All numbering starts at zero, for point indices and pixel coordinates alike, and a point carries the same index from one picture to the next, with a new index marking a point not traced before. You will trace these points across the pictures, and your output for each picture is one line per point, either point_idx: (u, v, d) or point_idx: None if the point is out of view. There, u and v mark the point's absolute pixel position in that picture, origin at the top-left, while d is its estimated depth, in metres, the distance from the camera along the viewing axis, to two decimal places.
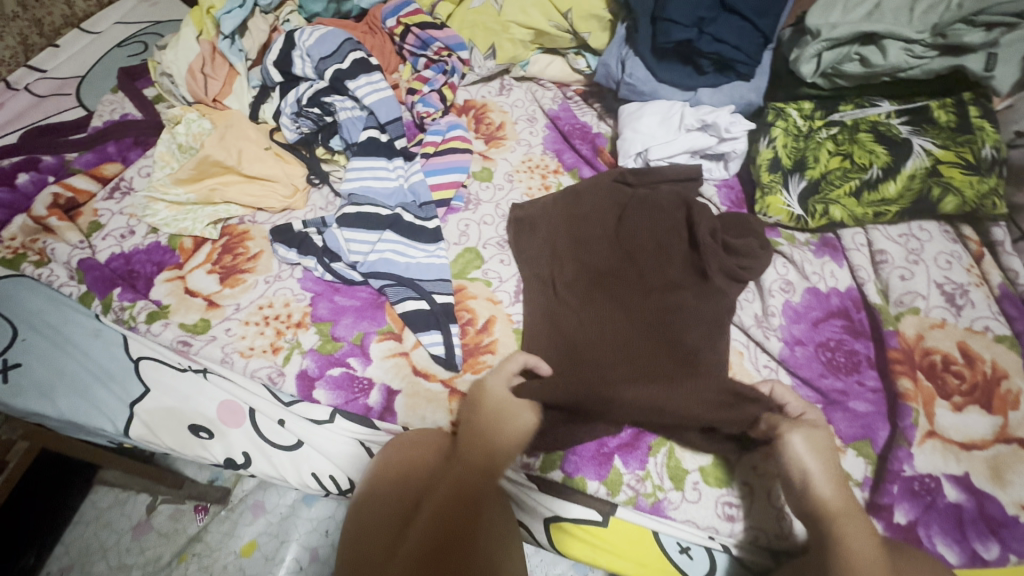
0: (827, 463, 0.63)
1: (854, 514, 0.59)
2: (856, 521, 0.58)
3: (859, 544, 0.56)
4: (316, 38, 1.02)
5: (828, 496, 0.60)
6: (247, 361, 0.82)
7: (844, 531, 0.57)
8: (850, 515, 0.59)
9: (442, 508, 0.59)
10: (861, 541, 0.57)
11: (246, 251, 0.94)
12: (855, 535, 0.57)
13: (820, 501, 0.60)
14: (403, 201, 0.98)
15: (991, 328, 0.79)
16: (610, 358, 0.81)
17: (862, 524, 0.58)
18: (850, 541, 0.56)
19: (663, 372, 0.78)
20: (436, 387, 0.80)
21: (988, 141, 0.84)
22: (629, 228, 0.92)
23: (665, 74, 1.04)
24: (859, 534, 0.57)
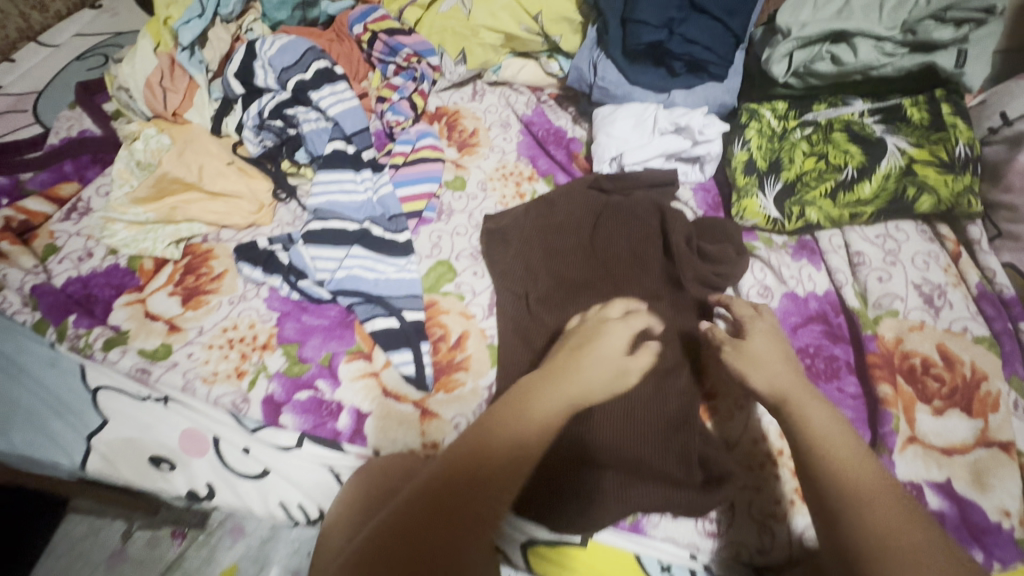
0: (784, 362, 0.63)
1: (816, 406, 0.59)
2: (812, 407, 0.59)
3: (829, 437, 0.56)
4: (278, 48, 1.00)
5: (786, 385, 0.61)
6: (210, 387, 0.78)
7: (810, 424, 0.57)
8: (809, 406, 0.59)
9: (460, 459, 0.54)
10: (829, 432, 0.56)
11: (210, 271, 0.91)
12: (827, 431, 0.56)
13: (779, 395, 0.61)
14: (371, 214, 0.95)
15: (969, 328, 0.78)
16: None
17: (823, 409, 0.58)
18: (818, 432, 0.56)
19: (640, 393, 0.75)
20: (406, 408, 0.77)
21: (961, 139, 0.83)
22: (604, 239, 0.91)
23: (637, 76, 1.01)
24: (826, 428, 0.57)
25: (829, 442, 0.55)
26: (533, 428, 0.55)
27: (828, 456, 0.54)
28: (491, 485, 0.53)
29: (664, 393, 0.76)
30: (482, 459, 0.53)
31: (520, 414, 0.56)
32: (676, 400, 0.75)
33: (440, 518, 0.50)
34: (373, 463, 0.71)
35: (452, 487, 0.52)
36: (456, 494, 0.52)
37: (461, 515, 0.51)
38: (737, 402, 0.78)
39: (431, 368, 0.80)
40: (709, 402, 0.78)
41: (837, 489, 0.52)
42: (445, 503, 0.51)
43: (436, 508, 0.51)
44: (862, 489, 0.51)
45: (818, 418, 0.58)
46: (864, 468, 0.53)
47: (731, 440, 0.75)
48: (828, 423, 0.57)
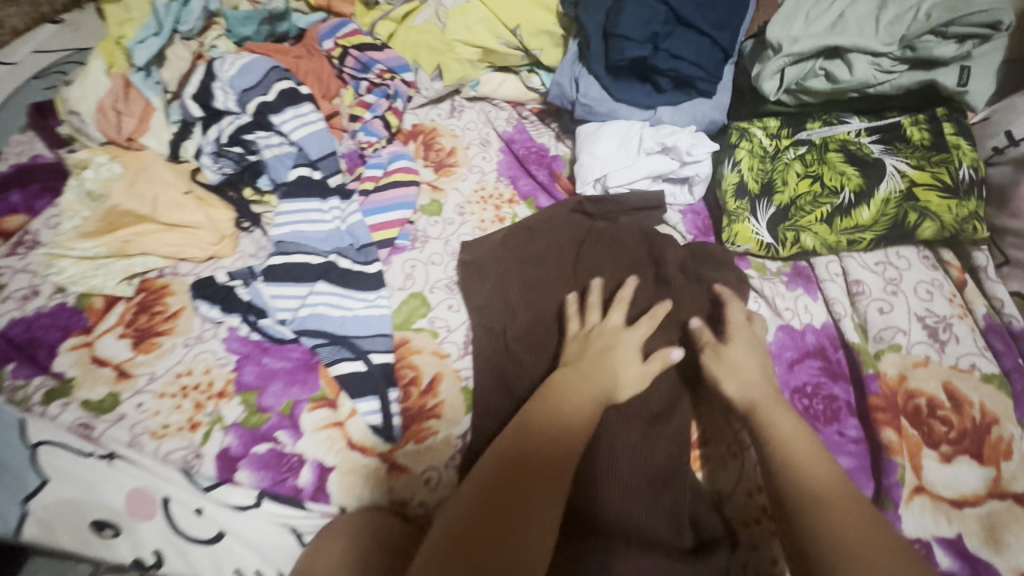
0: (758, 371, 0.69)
1: (785, 415, 0.64)
2: (782, 415, 0.64)
3: (799, 444, 0.60)
4: (239, 68, 0.94)
5: (759, 394, 0.66)
6: (159, 443, 0.72)
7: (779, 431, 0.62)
8: (778, 415, 0.64)
9: (506, 458, 0.57)
10: (798, 441, 0.61)
11: (165, 309, 0.85)
12: (793, 439, 0.61)
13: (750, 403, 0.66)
14: (338, 245, 0.89)
15: (978, 365, 0.73)
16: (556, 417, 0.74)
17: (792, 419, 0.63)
18: (786, 437, 0.61)
19: (626, 438, 0.70)
20: (372, 462, 0.72)
21: (965, 161, 0.79)
22: (587, 269, 0.85)
23: (622, 93, 0.95)
24: (795, 434, 0.62)
25: (797, 449, 0.60)
26: (562, 426, 0.62)
27: (796, 463, 0.58)
28: (543, 478, 0.56)
29: (653, 440, 0.71)
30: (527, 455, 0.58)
31: (547, 414, 0.63)
32: (665, 447, 0.71)
33: (502, 511, 0.52)
34: (336, 527, 0.67)
35: (505, 483, 0.55)
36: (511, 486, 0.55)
37: (521, 508, 0.53)
38: (729, 449, 0.72)
39: (400, 417, 0.74)
40: (698, 449, 0.73)
41: (799, 490, 0.56)
42: (502, 497, 0.53)
43: (496, 504, 0.53)
44: (821, 491, 0.55)
45: (787, 425, 0.63)
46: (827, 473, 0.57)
47: (721, 493, 0.70)
48: (796, 431, 0.62)
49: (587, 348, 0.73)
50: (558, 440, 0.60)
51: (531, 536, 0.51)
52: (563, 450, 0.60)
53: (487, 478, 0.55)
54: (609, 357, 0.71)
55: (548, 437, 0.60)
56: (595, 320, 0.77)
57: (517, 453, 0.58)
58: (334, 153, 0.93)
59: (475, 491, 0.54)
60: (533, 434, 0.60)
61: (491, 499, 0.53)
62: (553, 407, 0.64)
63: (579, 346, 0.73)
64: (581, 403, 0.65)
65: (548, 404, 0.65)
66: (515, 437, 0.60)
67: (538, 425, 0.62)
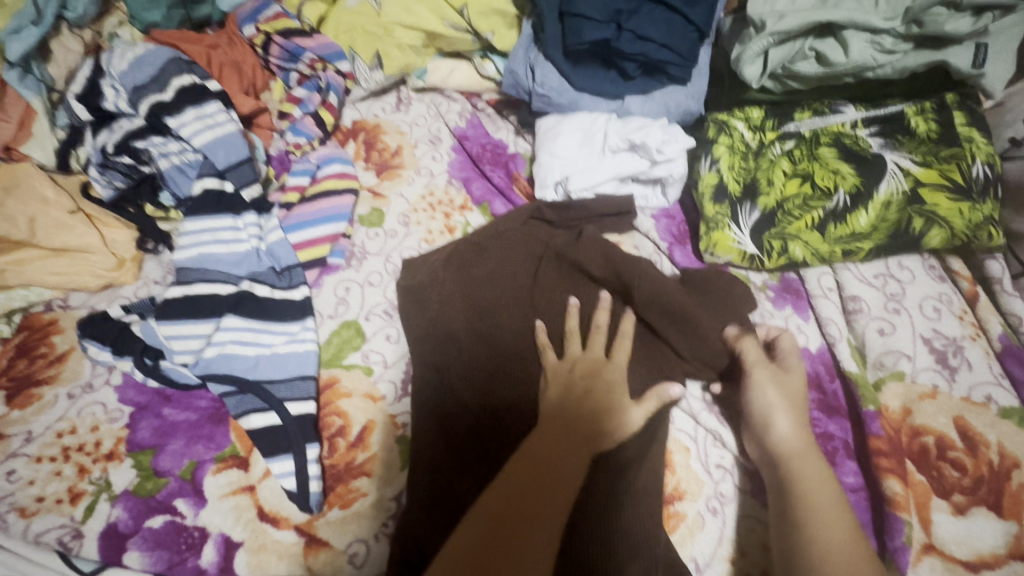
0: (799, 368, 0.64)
1: (818, 470, 0.57)
2: (814, 467, 0.57)
3: (826, 508, 0.54)
4: (131, 62, 0.81)
5: (793, 446, 0.58)
6: (29, 522, 0.61)
7: (810, 489, 0.55)
8: (810, 470, 0.57)
9: (486, 527, 0.51)
10: (826, 504, 0.54)
11: (50, 351, 0.72)
12: (823, 502, 0.54)
13: (781, 451, 0.58)
14: (254, 269, 0.76)
15: (994, 397, 0.63)
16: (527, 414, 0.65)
17: (824, 473, 0.57)
18: (815, 499, 0.54)
19: (595, 483, 0.60)
20: (287, 536, 0.61)
21: (978, 156, 0.68)
22: (547, 290, 0.74)
23: (583, 82, 0.83)
24: (825, 496, 0.55)
25: (824, 514, 0.53)
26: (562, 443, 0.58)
27: (818, 535, 0.52)
28: (530, 538, 0.50)
29: (618, 501, 0.58)
30: (511, 518, 0.51)
31: (529, 458, 0.56)
32: (636, 509, 0.58)
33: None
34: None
35: (485, 558, 0.49)
36: (497, 559, 0.48)
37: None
38: (707, 504, 0.62)
39: (320, 480, 0.63)
40: (674, 505, 0.62)
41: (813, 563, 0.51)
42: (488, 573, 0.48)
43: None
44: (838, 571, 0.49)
45: (818, 480, 0.56)
46: (848, 546, 0.51)
47: (698, 562, 0.60)
48: (830, 492, 0.55)
49: (580, 364, 0.65)
50: (552, 471, 0.55)
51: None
52: (550, 502, 0.53)
53: (466, 555, 0.49)
54: (592, 387, 0.62)
55: (533, 491, 0.53)
56: (579, 350, 0.67)
57: (496, 518, 0.51)
58: (243, 160, 0.79)
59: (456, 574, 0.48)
60: (513, 488, 0.53)
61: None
62: (534, 453, 0.56)
63: (572, 362, 0.66)
64: (566, 452, 0.57)
65: (526, 449, 0.57)
66: (492, 497, 0.53)
67: (518, 475, 0.55)
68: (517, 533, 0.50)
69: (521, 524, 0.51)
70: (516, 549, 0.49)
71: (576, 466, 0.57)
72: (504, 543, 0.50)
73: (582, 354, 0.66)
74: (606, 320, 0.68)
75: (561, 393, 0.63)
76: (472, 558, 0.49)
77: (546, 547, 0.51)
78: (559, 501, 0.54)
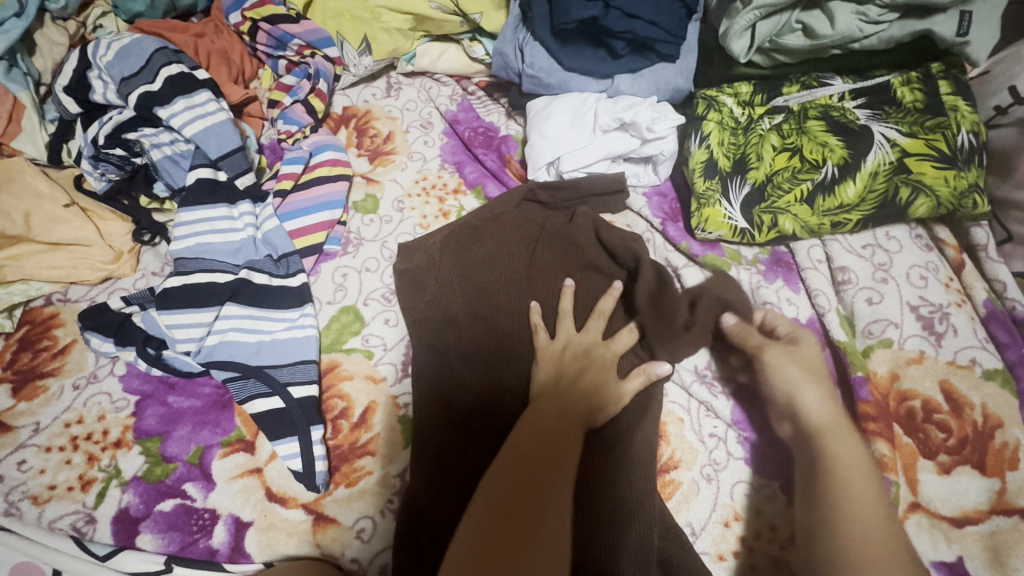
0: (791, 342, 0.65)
1: (851, 445, 0.56)
2: (850, 445, 0.56)
3: (857, 481, 0.53)
4: (116, 52, 0.80)
5: (824, 419, 0.58)
6: (42, 509, 0.63)
7: (845, 462, 0.54)
8: (841, 445, 0.56)
9: (511, 477, 0.51)
10: (858, 476, 0.53)
11: (53, 344, 0.73)
12: (855, 475, 0.53)
13: (812, 424, 0.58)
14: (251, 258, 0.77)
15: (979, 360, 0.65)
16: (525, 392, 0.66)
17: (858, 448, 0.56)
18: (846, 470, 0.54)
19: (597, 451, 0.62)
20: (295, 514, 0.63)
21: (963, 125, 0.69)
22: (542, 270, 0.75)
23: (572, 62, 0.83)
24: (858, 469, 0.54)
25: (856, 485, 0.53)
26: (569, 405, 0.59)
27: (846, 508, 0.51)
28: (546, 501, 0.50)
29: (613, 472, 0.61)
30: (527, 478, 0.51)
31: (536, 428, 0.56)
32: (631, 479, 0.60)
33: (511, 558, 0.45)
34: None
35: (505, 523, 0.47)
36: (518, 523, 0.47)
37: (534, 546, 0.46)
38: (702, 472, 0.64)
39: (325, 460, 0.65)
40: (669, 474, 0.64)
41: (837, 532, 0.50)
42: (509, 539, 0.46)
43: (507, 551, 0.45)
44: (862, 539, 0.49)
45: (852, 454, 0.55)
46: (878, 518, 0.50)
47: (693, 527, 0.62)
48: (862, 467, 0.54)
49: (572, 345, 0.66)
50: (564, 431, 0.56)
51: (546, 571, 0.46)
52: (560, 466, 0.53)
53: (483, 523, 0.48)
54: (588, 363, 0.64)
55: (542, 452, 0.54)
56: (571, 332, 0.67)
57: (512, 485, 0.50)
58: (236, 150, 0.79)
59: (478, 543, 0.46)
60: (525, 455, 0.53)
61: (492, 552, 0.45)
62: (540, 423, 0.57)
63: (563, 343, 0.67)
64: (569, 421, 0.58)
65: (534, 416, 0.58)
66: (504, 466, 0.53)
67: (527, 442, 0.55)
68: (533, 497, 0.50)
69: (536, 483, 0.51)
70: (534, 512, 0.49)
71: (580, 434, 0.58)
72: (522, 507, 0.49)
73: (573, 334, 0.67)
74: (610, 305, 0.69)
75: (554, 373, 0.64)
76: (491, 524, 0.47)
77: (561, 504, 0.51)
78: (569, 463, 0.54)
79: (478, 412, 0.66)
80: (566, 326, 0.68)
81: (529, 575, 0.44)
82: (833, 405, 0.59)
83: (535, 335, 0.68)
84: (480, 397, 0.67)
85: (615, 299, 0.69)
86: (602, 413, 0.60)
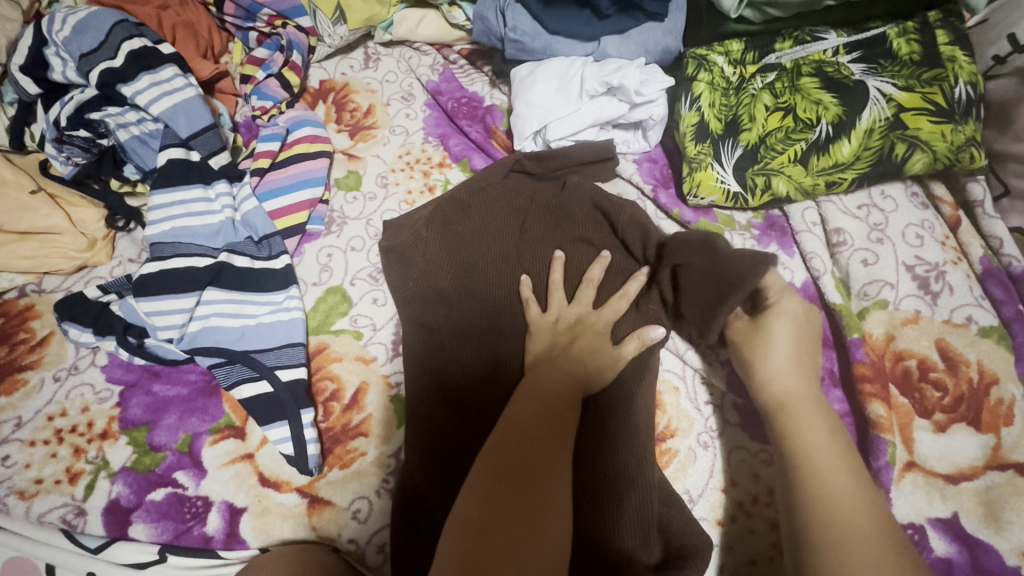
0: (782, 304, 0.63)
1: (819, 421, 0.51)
2: (816, 422, 0.51)
3: (826, 459, 0.48)
4: (72, 26, 0.75)
5: (789, 391, 0.54)
6: (31, 503, 0.62)
7: (808, 438, 0.50)
8: (808, 415, 0.52)
9: (512, 440, 0.50)
10: (829, 455, 0.48)
11: (30, 337, 0.71)
12: (824, 455, 0.48)
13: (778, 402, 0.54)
14: (231, 240, 0.75)
15: (974, 318, 0.64)
16: (518, 366, 0.65)
17: (820, 420, 0.51)
18: (813, 453, 0.49)
19: (599, 418, 0.62)
20: (290, 498, 0.62)
21: (962, 76, 0.67)
22: (532, 243, 0.73)
23: (556, 24, 0.79)
24: (826, 450, 0.49)
25: (828, 468, 0.47)
26: (570, 371, 0.58)
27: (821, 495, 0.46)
28: (546, 465, 0.48)
29: (611, 438, 0.60)
30: (530, 443, 0.50)
31: (530, 397, 0.55)
32: (630, 446, 0.60)
33: (512, 523, 0.43)
34: (253, 571, 0.56)
35: (507, 484, 0.46)
36: (518, 488, 0.46)
37: (535, 510, 0.45)
38: (698, 440, 0.64)
39: (317, 443, 0.64)
40: (666, 442, 0.64)
41: (817, 523, 0.44)
42: (510, 505, 0.44)
43: (507, 516, 0.44)
44: (846, 529, 0.42)
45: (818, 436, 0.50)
46: (855, 499, 0.45)
47: (691, 493, 0.62)
48: (830, 444, 0.49)
49: (563, 316, 0.65)
50: (566, 398, 0.55)
51: (548, 535, 0.44)
52: (563, 429, 0.52)
53: (483, 490, 0.46)
54: (578, 335, 0.62)
55: (545, 418, 0.53)
56: (563, 304, 0.66)
57: (508, 450, 0.49)
58: (207, 127, 0.76)
59: (477, 510, 0.45)
60: (524, 423, 0.52)
61: (493, 519, 0.44)
62: (536, 394, 0.55)
63: (555, 315, 0.65)
64: (564, 388, 0.56)
65: (535, 382, 0.57)
66: (502, 435, 0.51)
67: (525, 410, 0.53)
68: (536, 459, 0.49)
69: (540, 447, 0.50)
70: (535, 476, 0.47)
71: (575, 400, 0.56)
72: (522, 471, 0.47)
73: (565, 306, 0.66)
74: (599, 274, 0.68)
75: (547, 345, 0.63)
76: (489, 492, 0.46)
77: (565, 468, 0.50)
78: (570, 427, 0.53)
79: (473, 387, 0.65)
80: (557, 297, 0.67)
81: (531, 538, 0.43)
82: (802, 379, 0.55)
83: (527, 309, 0.67)
84: (474, 374, 0.66)
85: (604, 268, 0.68)
86: (597, 379, 0.59)
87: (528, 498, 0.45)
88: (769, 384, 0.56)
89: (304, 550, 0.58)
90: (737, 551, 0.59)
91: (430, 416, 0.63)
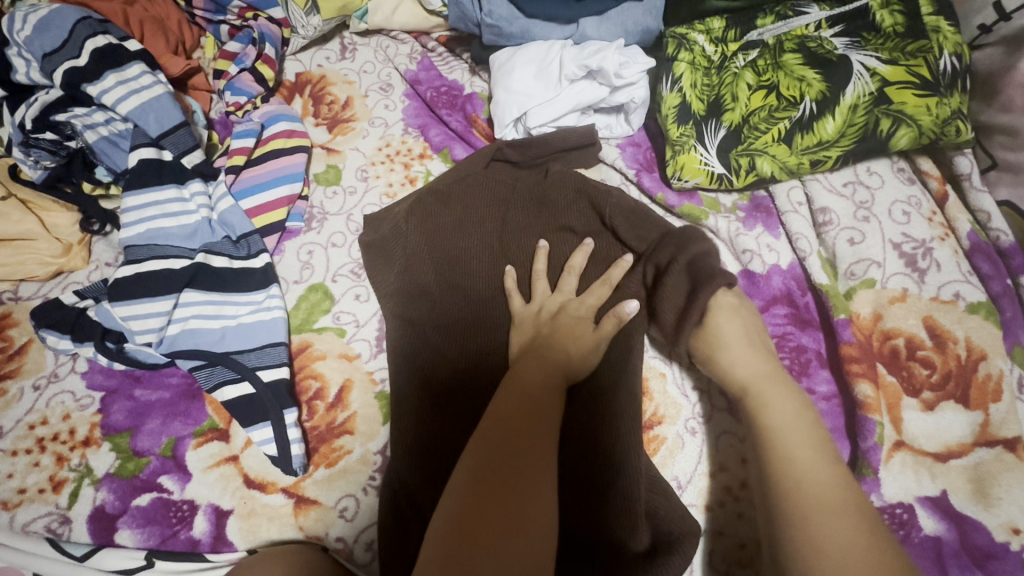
0: None
1: (782, 399, 0.50)
2: (779, 398, 0.50)
3: (793, 439, 0.47)
4: (34, 25, 0.73)
5: (748, 374, 0.53)
6: (15, 513, 0.61)
7: (771, 421, 0.49)
8: (774, 395, 0.51)
9: (490, 434, 0.49)
10: (795, 435, 0.47)
11: (9, 345, 0.70)
12: (789, 433, 0.47)
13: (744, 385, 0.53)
14: (208, 240, 0.73)
15: (962, 294, 0.63)
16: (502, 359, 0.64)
17: (787, 402, 0.50)
18: (779, 433, 0.48)
19: (587, 408, 0.61)
20: (276, 499, 0.62)
21: (946, 47, 0.65)
22: (514, 233, 0.72)
23: (533, 7, 0.77)
24: (792, 427, 0.48)
25: (794, 447, 0.46)
26: (551, 360, 0.57)
27: (788, 476, 0.44)
28: (529, 456, 0.47)
29: (599, 427, 0.60)
30: (513, 435, 0.48)
31: (510, 391, 0.54)
32: (615, 433, 0.59)
33: (494, 515, 0.42)
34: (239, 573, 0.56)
35: (487, 477, 0.45)
36: (496, 483, 0.44)
37: (518, 502, 0.44)
38: (686, 425, 0.64)
39: (301, 443, 0.63)
40: (653, 429, 0.64)
41: (787, 496, 0.43)
42: (489, 500, 0.43)
43: (488, 509, 0.43)
44: (814, 507, 0.41)
45: (780, 415, 0.49)
46: (827, 479, 0.43)
47: (679, 480, 0.62)
48: (794, 421, 0.48)
49: (546, 306, 0.64)
50: (545, 388, 0.54)
51: (534, 525, 0.43)
52: (544, 418, 0.52)
53: (463, 489, 0.45)
54: (560, 325, 0.62)
55: (524, 410, 0.51)
56: (547, 293, 0.65)
57: (490, 446, 0.48)
58: (178, 126, 0.74)
59: (456, 510, 0.43)
60: (502, 415, 0.51)
61: (472, 516, 0.42)
62: (515, 388, 0.54)
63: (538, 306, 0.64)
64: (545, 379, 0.55)
65: (517, 373, 0.56)
66: (487, 429, 0.49)
67: (504, 404, 0.52)
68: (517, 452, 0.47)
69: (521, 438, 0.48)
70: (519, 468, 0.46)
71: (558, 391, 0.55)
72: (503, 464, 0.46)
73: (548, 295, 0.65)
74: (582, 261, 0.67)
75: (530, 335, 0.62)
76: (469, 489, 0.44)
77: (549, 457, 0.49)
78: (551, 417, 0.52)
79: (456, 380, 0.64)
80: (540, 287, 0.66)
81: (512, 531, 0.42)
82: (764, 360, 0.54)
83: (511, 300, 0.66)
84: (457, 368, 0.65)
85: (588, 256, 0.67)
86: (579, 368, 0.59)
87: (511, 491, 0.44)
88: (731, 369, 0.55)
89: (292, 548, 0.57)
90: (726, 537, 0.59)
91: (415, 410, 0.62)
